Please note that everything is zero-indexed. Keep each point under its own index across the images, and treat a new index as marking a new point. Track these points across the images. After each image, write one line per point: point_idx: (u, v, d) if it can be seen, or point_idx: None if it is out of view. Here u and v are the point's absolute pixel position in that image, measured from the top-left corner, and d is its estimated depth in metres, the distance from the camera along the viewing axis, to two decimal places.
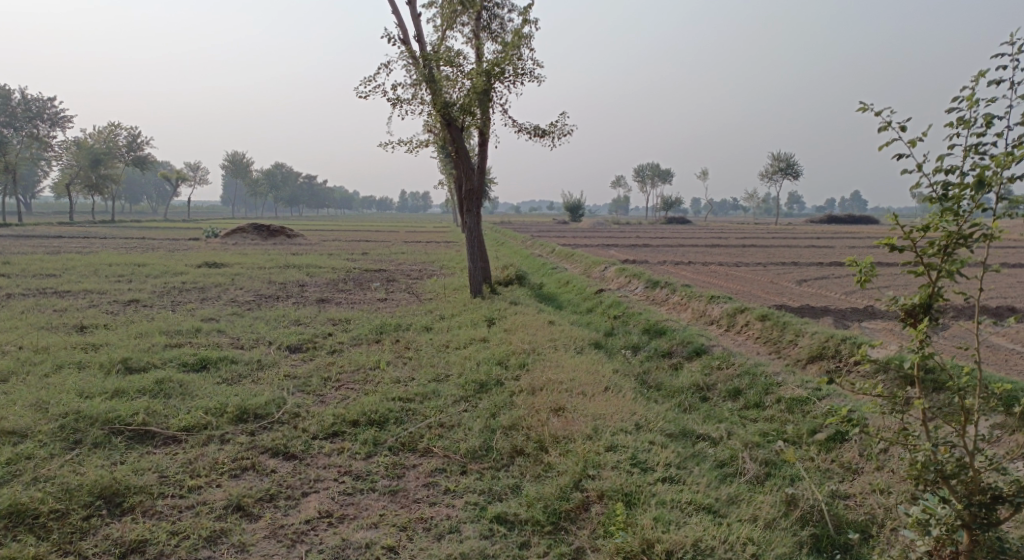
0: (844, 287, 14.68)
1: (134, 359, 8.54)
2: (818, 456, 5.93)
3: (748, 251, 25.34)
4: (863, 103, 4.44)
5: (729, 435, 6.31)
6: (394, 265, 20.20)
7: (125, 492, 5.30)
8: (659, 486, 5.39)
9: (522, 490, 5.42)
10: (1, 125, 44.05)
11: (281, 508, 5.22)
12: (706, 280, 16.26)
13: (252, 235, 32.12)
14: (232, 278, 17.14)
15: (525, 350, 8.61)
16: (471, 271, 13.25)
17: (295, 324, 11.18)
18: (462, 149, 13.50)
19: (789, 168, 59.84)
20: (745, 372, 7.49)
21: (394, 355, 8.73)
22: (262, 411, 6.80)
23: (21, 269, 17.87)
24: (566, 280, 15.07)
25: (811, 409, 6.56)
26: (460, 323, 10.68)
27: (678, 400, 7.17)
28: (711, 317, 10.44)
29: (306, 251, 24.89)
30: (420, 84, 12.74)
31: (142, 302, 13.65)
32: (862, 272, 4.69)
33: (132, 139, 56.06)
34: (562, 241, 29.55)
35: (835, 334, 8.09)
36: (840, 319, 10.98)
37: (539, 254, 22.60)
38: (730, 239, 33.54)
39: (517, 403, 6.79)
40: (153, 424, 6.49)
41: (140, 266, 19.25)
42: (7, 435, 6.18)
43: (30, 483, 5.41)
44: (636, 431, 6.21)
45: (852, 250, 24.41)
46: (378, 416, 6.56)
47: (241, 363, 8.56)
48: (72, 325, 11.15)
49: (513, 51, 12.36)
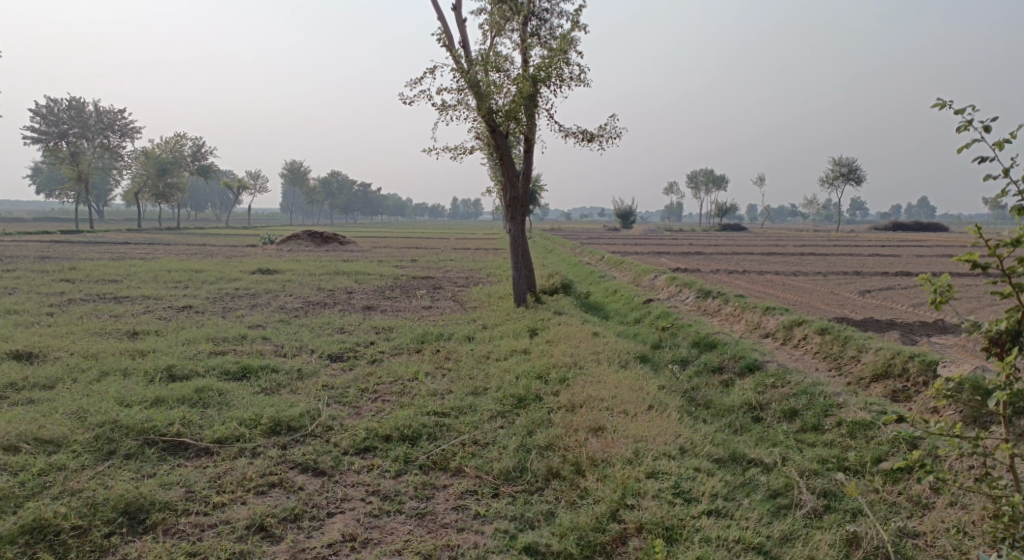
0: (911, 299, 13.96)
1: (178, 367, 8.52)
2: (882, 488, 5.48)
3: (807, 259, 24.51)
4: (941, 100, 4.15)
5: (784, 461, 5.88)
6: (442, 272, 20.05)
7: (149, 508, 5.19)
8: (703, 520, 5.02)
9: (556, 518, 5.12)
10: (75, 136, 45.61)
11: (304, 529, 5.05)
12: (762, 290, 15.64)
13: (306, 241, 32.56)
14: (283, 285, 17.25)
15: (567, 363, 8.27)
16: (515, 280, 12.99)
17: (339, 332, 11.10)
18: (506, 156, 13.29)
19: (852, 173, 58.04)
20: (802, 392, 7.01)
21: (433, 365, 8.51)
22: (295, 423, 6.64)
23: (85, 275, 18.36)
24: (614, 289, 14.69)
25: (875, 435, 6.09)
26: (503, 333, 10.43)
27: (729, 420, 6.77)
28: (766, 329, 9.94)
29: (357, 258, 25.01)
30: (465, 90, 12.55)
31: (195, 308, 13.79)
32: (937, 292, 4.33)
33: (196, 149, 57.85)
34: (613, 248, 29.08)
35: (902, 351, 7.57)
36: (907, 334, 10.36)
37: (588, 261, 22.22)
38: (788, 246, 32.45)
39: (555, 421, 6.48)
40: (187, 435, 6.39)
41: (197, 272, 19.57)
42: (44, 445, 6.15)
43: (57, 496, 5.35)
44: (680, 455, 5.84)
45: (919, 258, 23.33)
46: (411, 432, 6.32)
47: (281, 372, 8.46)
48: (124, 331, 11.27)
49: (561, 56, 12.08)
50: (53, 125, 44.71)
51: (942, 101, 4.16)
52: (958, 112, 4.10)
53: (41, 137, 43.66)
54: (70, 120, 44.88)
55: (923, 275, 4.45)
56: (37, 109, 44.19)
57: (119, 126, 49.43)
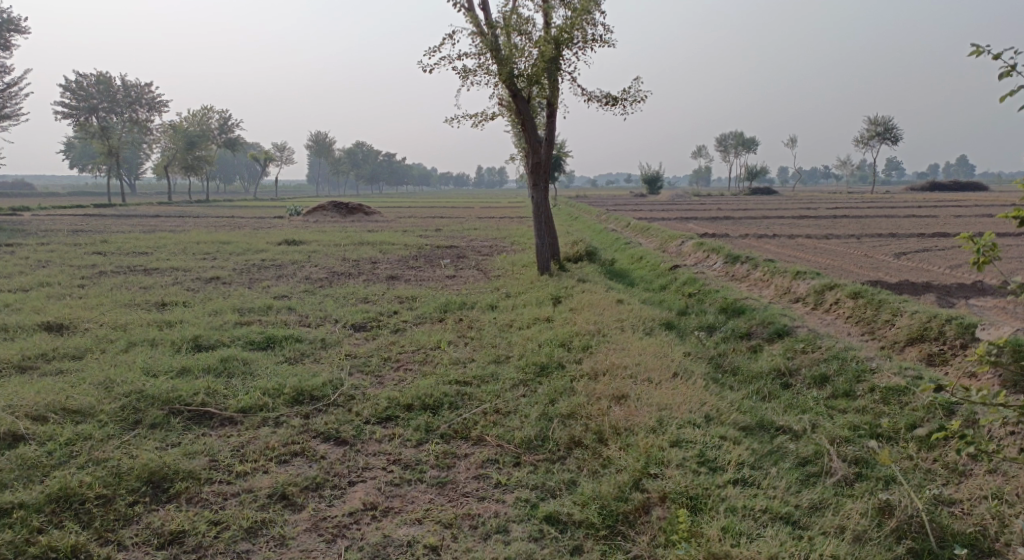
0: (948, 260, 13.59)
1: (204, 338, 8.55)
2: (916, 455, 5.34)
3: (839, 222, 24.02)
4: (976, 46, 3.93)
5: (813, 428, 5.75)
6: (466, 241, 19.92)
7: (172, 478, 5.23)
8: (729, 489, 4.93)
9: (578, 487, 5.06)
10: (105, 110, 45.94)
11: (325, 498, 5.05)
12: (792, 254, 15.31)
13: (332, 212, 32.68)
14: (309, 255, 17.26)
15: (591, 331, 8.16)
16: (539, 248, 12.84)
17: (363, 302, 11.08)
18: (528, 122, 13.08)
19: (887, 132, 56.52)
20: (833, 357, 6.82)
21: (456, 334, 8.45)
22: (318, 392, 6.63)
23: (116, 247, 18.55)
24: (639, 256, 14.49)
25: (909, 401, 5.91)
26: (526, 301, 10.32)
27: (756, 387, 6.63)
28: (796, 294, 9.72)
29: (382, 228, 25.02)
30: (486, 54, 12.32)
31: (222, 280, 13.85)
32: (981, 251, 4.12)
33: (223, 122, 58.04)
34: (638, 214, 28.69)
35: (938, 315, 7.36)
36: (943, 297, 10.07)
37: (614, 228, 21.96)
38: (820, 209, 31.76)
39: (578, 389, 6.39)
40: (211, 405, 6.40)
41: (225, 243, 19.68)
42: (71, 415, 6.20)
43: (83, 466, 5.41)
44: (705, 423, 5.73)
45: (956, 219, 22.75)
46: (433, 401, 6.27)
47: (305, 342, 8.45)
48: (153, 302, 11.36)
49: (584, 17, 11.77)
50: (82, 100, 45.03)
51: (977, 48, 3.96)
52: (996, 58, 3.87)
53: (72, 111, 44.05)
54: (99, 95, 45.13)
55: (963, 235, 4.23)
56: (66, 84, 44.54)
57: (146, 100, 49.68)
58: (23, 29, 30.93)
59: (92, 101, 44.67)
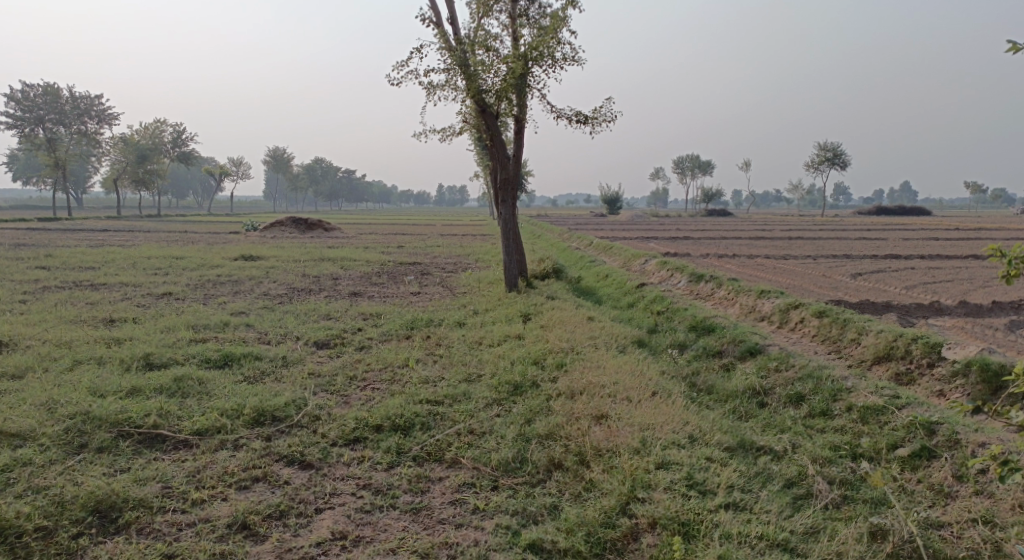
0: (905, 281, 13.78)
1: (156, 356, 8.10)
2: (900, 476, 5.24)
3: (795, 243, 24.35)
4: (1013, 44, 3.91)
5: (795, 449, 5.62)
6: (429, 258, 19.61)
7: (122, 507, 4.85)
8: (721, 514, 4.75)
9: (561, 512, 4.83)
10: (52, 121, 44.52)
11: (290, 527, 4.73)
12: (753, 274, 15.36)
13: (290, 228, 32.04)
14: (266, 271, 16.75)
15: (563, 348, 7.94)
16: (506, 264, 12.66)
17: (325, 318, 10.72)
18: (496, 137, 12.91)
19: (837, 158, 57.90)
20: (809, 375, 6.70)
21: (423, 352, 8.16)
22: (280, 413, 6.27)
23: (62, 262, 17.77)
24: (605, 274, 14.38)
25: (889, 420, 5.81)
26: (494, 318, 10.09)
27: (733, 406, 6.48)
28: (762, 312, 9.65)
29: (342, 244, 24.57)
30: (452, 70, 12.13)
31: (175, 296, 13.32)
32: (1011, 264, 4.12)
33: (177, 135, 56.84)
34: (599, 234, 28.66)
35: (905, 333, 7.34)
36: (904, 316, 10.12)
37: (576, 246, 21.90)
38: (775, 231, 32.28)
39: (554, 408, 6.16)
40: (164, 426, 6.00)
41: (178, 259, 19.03)
42: (9, 438, 5.73)
43: (21, 494, 4.98)
44: (689, 444, 5.55)
45: (907, 242, 23.25)
46: (403, 421, 5.97)
47: (265, 360, 8.06)
48: (101, 319, 10.81)
49: (553, 34, 11.67)
50: (29, 110, 43.62)
51: (1014, 44, 3.90)
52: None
53: (16, 122, 42.59)
54: (46, 106, 43.83)
55: (993, 246, 4.24)
56: (12, 94, 43.23)
57: (96, 111, 48.41)
58: None
59: (38, 111, 43.37)
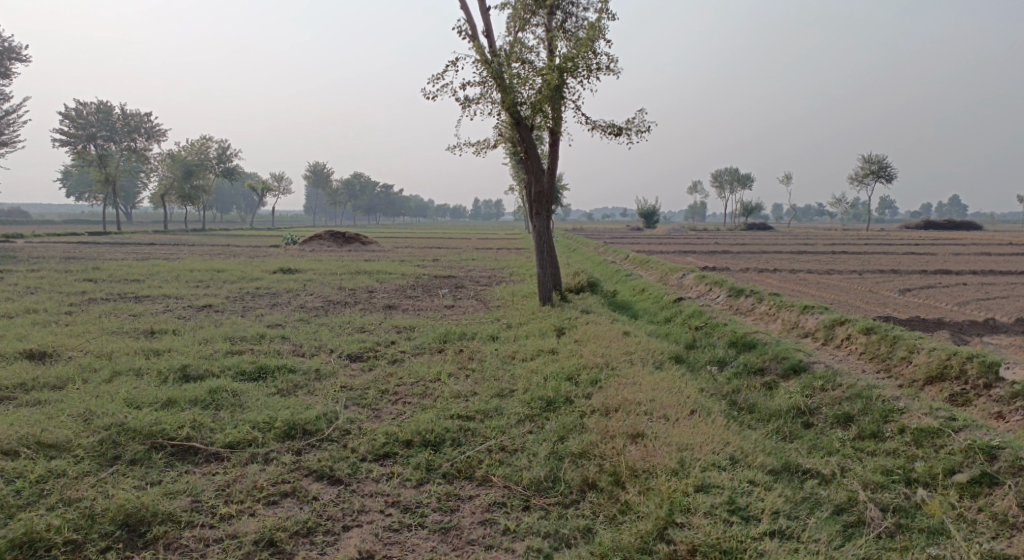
0: (956, 297, 13.29)
1: (193, 367, 8.13)
2: (958, 504, 4.97)
3: (839, 257, 23.75)
4: None
5: (843, 472, 5.37)
6: (464, 271, 19.57)
7: (150, 520, 4.81)
8: (766, 543, 4.55)
9: (596, 536, 4.68)
10: (103, 138, 45.78)
11: (317, 545, 4.64)
12: (796, 289, 14.97)
13: (328, 241, 32.35)
14: (304, 284, 16.88)
15: (598, 364, 7.77)
16: (540, 278, 12.53)
17: (359, 331, 10.70)
18: (530, 150, 12.81)
19: (882, 170, 56.68)
20: (857, 395, 6.40)
21: (456, 366, 8.05)
22: (311, 426, 6.20)
23: (108, 274, 18.16)
24: (641, 287, 14.17)
25: (945, 444, 5.51)
26: (528, 332, 9.96)
27: (777, 426, 6.23)
28: (805, 329, 9.35)
29: (380, 257, 24.71)
30: (488, 83, 12.11)
31: (215, 308, 13.46)
32: None
33: (222, 152, 58.01)
34: (636, 247, 28.30)
35: (959, 351, 7.01)
36: (956, 334, 9.71)
37: (612, 260, 21.67)
38: (818, 245, 31.46)
39: (588, 425, 5.99)
40: (197, 439, 5.97)
41: (219, 271, 19.31)
42: (45, 449, 5.76)
43: (54, 506, 4.98)
44: (731, 466, 5.34)
45: (956, 257, 22.53)
46: (433, 437, 5.85)
47: (299, 373, 8.03)
48: (143, 330, 10.94)
49: (588, 46, 11.56)
50: (82, 128, 44.96)
51: None
52: None
53: (70, 139, 43.87)
54: (98, 124, 45.12)
55: None
56: (66, 113, 44.61)
57: (145, 129, 49.70)
58: (25, 58, 31.37)
59: (91, 129, 44.67)
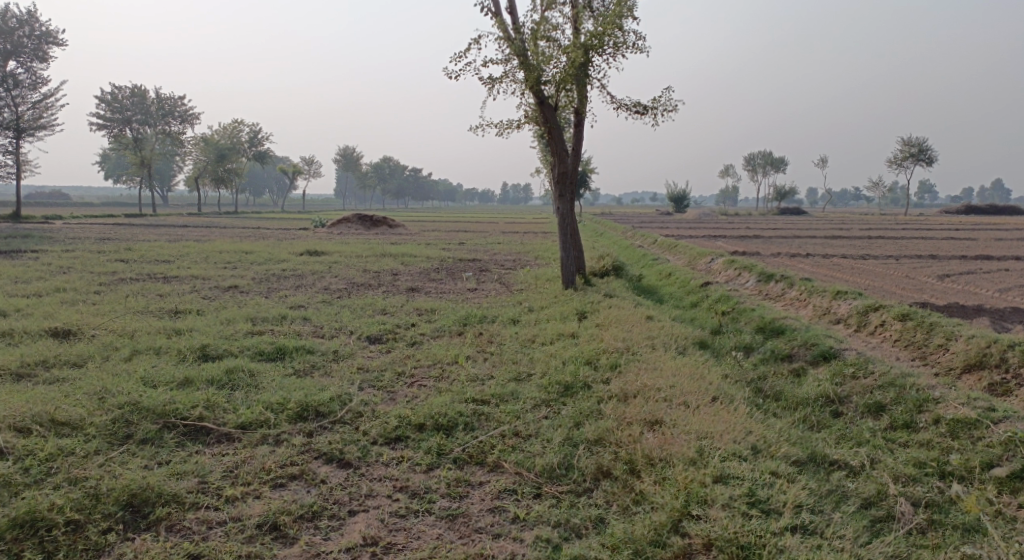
0: (997, 284, 12.78)
1: (211, 347, 8.06)
2: (995, 499, 4.70)
3: (875, 242, 23.08)
4: None
5: (873, 464, 5.12)
6: (489, 254, 19.39)
7: (154, 502, 4.74)
8: (787, 538, 4.33)
9: (607, 526, 4.50)
10: (138, 122, 46.28)
11: (321, 530, 4.53)
12: (828, 274, 14.52)
13: (356, 224, 32.41)
14: (330, 266, 16.84)
15: (619, 348, 7.55)
16: (563, 261, 12.28)
17: (380, 313, 10.60)
18: (554, 130, 12.46)
19: (921, 154, 55.16)
20: (889, 383, 6.10)
21: (475, 349, 7.88)
22: (324, 408, 6.08)
23: (139, 255, 18.31)
24: (668, 272, 13.87)
25: (983, 436, 5.22)
26: (550, 315, 9.76)
27: (804, 415, 5.98)
28: (837, 315, 9.01)
29: (407, 240, 24.61)
30: (512, 61, 11.84)
31: (240, 289, 13.46)
32: None
33: (252, 135, 58.34)
34: (666, 231, 27.91)
35: (1000, 339, 6.66)
36: (997, 321, 9.30)
37: (640, 244, 21.33)
38: (854, 230, 30.64)
39: (605, 412, 5.79)
40: (209, 419, 5.89)
41: (247, 253, 19.36)
42: (57, 426, 5.71)
43: (60, 485, 4.93)
44: (753, 456, 5.11)
45: (999, 243, 21.75)
46: (446, 421, 5.69)
47: (316, 354, 7.94)
48: (167, 310, 10.95)
49: (615, 22, 11.22)
50: (117, 112, 45.45)
51: None
52: None
53: (106, 122, 44.40)
54: (134, 107, 45.54)
55: None
56: (102, 96, 45.08)
57: (179, 113, 50.07)
58: (61, 41, 31.73)
59: (126, 113, 45.15)
